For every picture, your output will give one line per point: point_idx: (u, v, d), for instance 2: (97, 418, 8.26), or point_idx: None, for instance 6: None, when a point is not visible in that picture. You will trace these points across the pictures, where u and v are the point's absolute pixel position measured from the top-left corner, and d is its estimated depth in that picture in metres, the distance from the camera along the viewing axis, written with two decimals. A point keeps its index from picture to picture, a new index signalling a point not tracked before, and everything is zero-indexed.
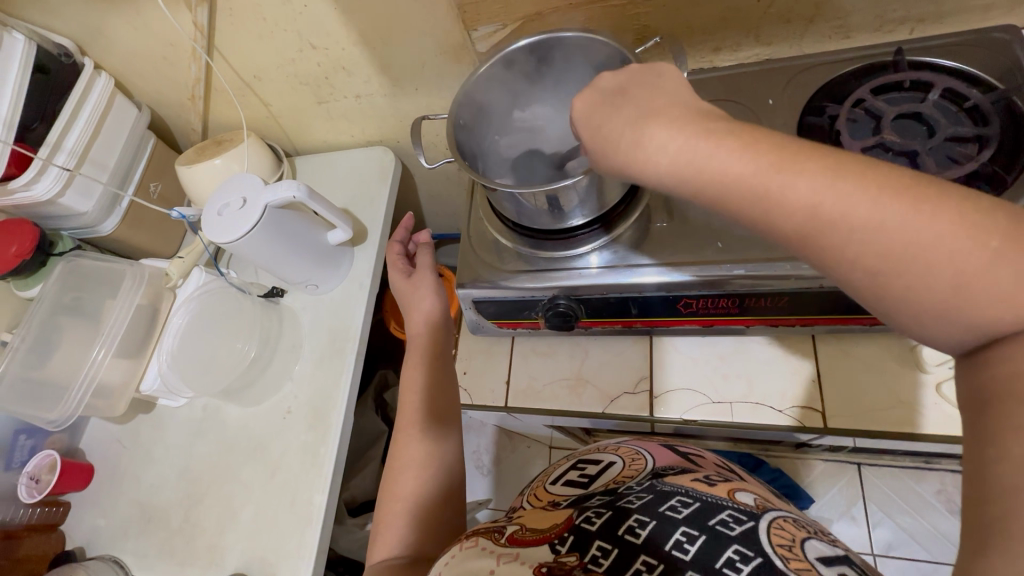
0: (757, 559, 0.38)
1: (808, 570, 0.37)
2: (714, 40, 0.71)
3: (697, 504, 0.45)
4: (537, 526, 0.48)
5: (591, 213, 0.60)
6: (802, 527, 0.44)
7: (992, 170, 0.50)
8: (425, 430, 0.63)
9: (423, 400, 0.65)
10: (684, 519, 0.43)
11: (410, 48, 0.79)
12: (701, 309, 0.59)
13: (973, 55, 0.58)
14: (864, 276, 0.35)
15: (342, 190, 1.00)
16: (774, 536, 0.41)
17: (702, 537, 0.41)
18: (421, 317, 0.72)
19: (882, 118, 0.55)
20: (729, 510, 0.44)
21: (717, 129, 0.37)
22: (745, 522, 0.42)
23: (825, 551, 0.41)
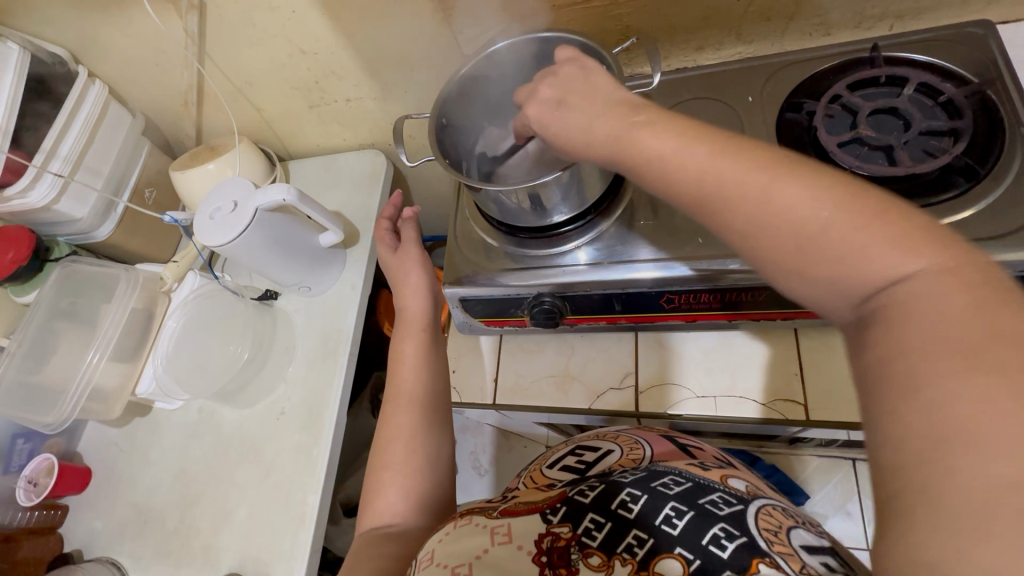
0: (742, 539, 0.39)
1: (790, 553, 0.38)
2: (696, 39, 0.72)
3: (688, 484, 0.45)
4: (530, 500, 0.49)
5: (575, 209, 0.61)
6: (790, 517, 0.45)
7: (966, 163, 0.51)
8: (416, 401, 0.63)
9: (413, 373, 0.66)
10: (676, 495, 0.44)
11: (397, 52, 0.80)
12: (684, 304, 0.60)
13: (949, 50, 0.58)
14: (789, 262, 0.35)
15: (335, 193, 1.01)
16: (762, 520, 0.42)
17: (690, 513, 0.42)
18: (410, 290, 0.72)
19: (859, 113, 0.55)
20: (720, 493, 0.44)
21: None
22: (734, 504, 0.43)
23: (808, 540, 0.41)
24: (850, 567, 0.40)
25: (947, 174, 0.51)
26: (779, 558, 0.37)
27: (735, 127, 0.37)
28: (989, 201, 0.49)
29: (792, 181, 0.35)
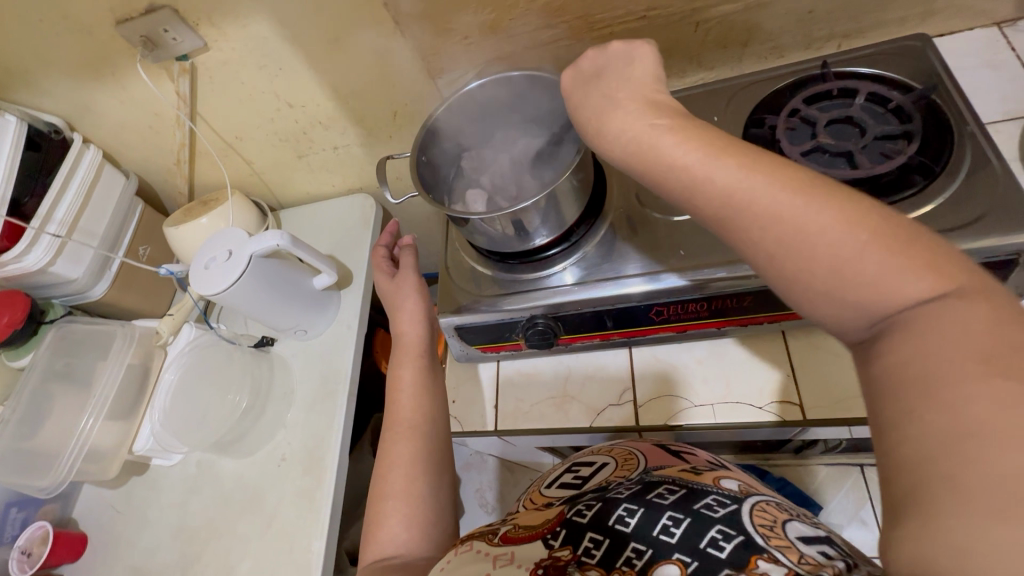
0: (739, 537, 0.40)
1: (787, 545, 0.38)
2: (661, 69, 0.77)
3: (682, 491, 0.46)
4: (528, 524, 0.49)
5: (554, 232, 0.63)
6: (785, 510, 0.45)
7: (921, 161, 0.54)
8: (413, 428, 0.64)
9: (411, 397, 0.66)
10: (671, 505, 0.45)
11: (381, 99, 0.84)
12: (673, 315, 0.61)
13: (893, 63, 0.63)
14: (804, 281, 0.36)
15: (326, 238, 1.03)
16: (757, 517, 0.42)
17: (687, 519, 0.43)
18: (405, 318, 0.72)
19: (817, 124, 0.59)
20: (714, 496, 0.45)
21: (681, 128, 0.42)
22: (729, 505, 0.43)
23: (805, 530, 0.42)
24: (852, 553, 0.40)
25: (904, 172, 0.54)
26: (777, 552, 0.38)
27: (695, 170, 0.39)
28: (947, 197, 0.53)
29: (752, 240, 0.37)
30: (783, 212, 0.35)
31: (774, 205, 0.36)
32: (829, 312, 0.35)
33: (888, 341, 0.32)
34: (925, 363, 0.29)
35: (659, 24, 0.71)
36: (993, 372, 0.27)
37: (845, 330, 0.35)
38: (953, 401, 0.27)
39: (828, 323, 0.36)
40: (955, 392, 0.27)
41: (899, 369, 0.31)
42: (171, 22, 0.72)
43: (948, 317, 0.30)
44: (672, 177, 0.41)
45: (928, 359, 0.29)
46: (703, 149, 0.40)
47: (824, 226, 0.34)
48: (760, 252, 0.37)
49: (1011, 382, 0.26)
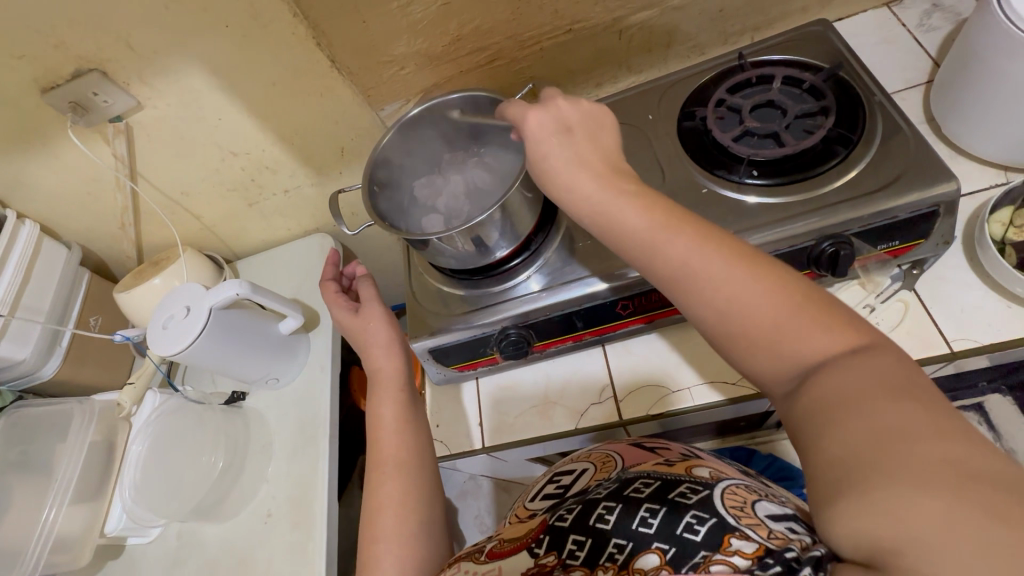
0: (712, 520, 0.40)
1: (757, 524, 0.39)
2: (593, 77, 0.81)
3: (657, 482, 0.47)
4: (513, 536, 0.50)
5: (513, 243, 0.64)
6: (754, 491, 0.46)
7: (839, 133, 0.58)
8: (400, 465, 0.62)
9: (393, 433, 0.64)
10: (647, 496, 0.45)
11: (326, 136, 0.84)
12: (639, 307, 0.63)
13: (801, 47, 0.68)
14: (731, 327, 0.40)
15: (288, 282, 1.02)
16: (728, 499, 0.43)
17: (662, 509, 0.43)
18: (382, 351, 0.70)
19: (743, 111, 0.63)
20: (687, 484, 0.46)
21: (622, 184, 0.49)
22: (701, 490, 0.44)
23: (773, 509, 0.43)
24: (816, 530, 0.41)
25: (827, 145, 0.58)
26: (748, 530, 0.39)
27: (628, 220, 0.46)
28: (867, 162, 0.57)
29: (687, 281, 0.43)
30: (710, 262, 0.42)
31: (698, 257, 0.42)
32: (755, 358, 0.39)
33: (809, 380, 0.36)
34: (842, 388, 0.33)
35: (585, 36, 0.75)
36: (899, 395, 0.31)
37: (771, 377, 0.39)
38: (874, 409, 0.31)
39: (754, 368, 0.40)
40: (875, 403, 0.31)
41: (820, 393, 0.34)
42: (101, 85, 0.71)
43: (858, 360, 0.35)
44: (613, 231, 0.48)
45: (845, 387, 0.33)
46: (636, 204, 0.47)
47: (742, 282, 0.40)
48: (696, 299, 0.42)
49: (914, 400, 0.31)
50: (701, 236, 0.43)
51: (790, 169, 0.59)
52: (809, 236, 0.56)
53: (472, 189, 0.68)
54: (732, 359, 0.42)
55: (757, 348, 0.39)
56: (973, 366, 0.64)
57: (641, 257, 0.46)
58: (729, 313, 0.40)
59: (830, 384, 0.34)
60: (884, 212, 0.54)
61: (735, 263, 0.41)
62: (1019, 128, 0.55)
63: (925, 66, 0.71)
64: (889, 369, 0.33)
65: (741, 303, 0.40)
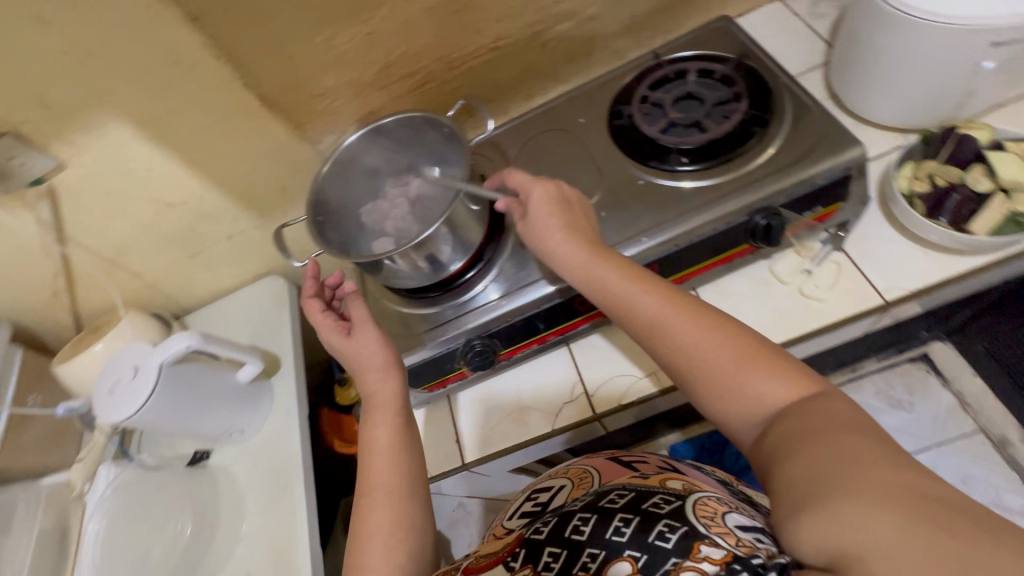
0: (683, 527, 0.42)
1: (727, 534, 0.41)
2: (524, 90, 0.84)
3: (631, 493, 0.48)
4: (488, 551, 0.51)
5: (466, 255, 0.65)
6: (725, 504, 0.48)
7: (754, 115, 0.63)
8: (392, 492, 0.59)
9: (386, 460, 0.60)
10: (621, 506, 0.46)
11: (266, 176, 0.83)
12: (595, 301, 0.65)
13: (709, 40, 0.73)
14: (709, 381, 0.49)
15: (243, 330, 0.98)
16: (699, 509, 0.45)
17: (636, 518, 0.44)
18: (375, 371, 0.63)
19: (665, 105, 0.66)
20: (659, 495, 0.47)
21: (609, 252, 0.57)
22: (673, 501, 0.46)
23: (743, 521, 0.45)
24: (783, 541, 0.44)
25: (744, 127, 0.63)
26: (717, 537, 0.41)
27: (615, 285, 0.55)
28: (782, 139, 0.61)
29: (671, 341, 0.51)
30: (689, 324, 0.50)
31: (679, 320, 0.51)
32: (730, 407, 0.47)
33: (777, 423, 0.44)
34: (811, 426, 0.41)
35: (509, 52, 0.78)
36: (855, 433, 0.39)
37: (742, 427, 0.47)
38: (836, 441, 0.38)
39: (728, 416, 0.48)
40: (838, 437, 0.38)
41: (791, 429, 0.42)
42: (17, 148, 0.66)
43: (819, 405, 0.42)
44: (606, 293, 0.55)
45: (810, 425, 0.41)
46: (619, 270, 0.55)
47: (718, 343, 0.49)
48: (680, 354, 0.50)
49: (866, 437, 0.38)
50: (680, 302, 0.52)
51: (716, 153, 0.62)
52: (742, 212, 0.59)
53: (419, 206, 0.68)
54: (707, 408, 0.50)
55: (729, 394, 0.47)
56: (906, 314, 0.69)
57: (633, 317, 0.54)
58: (710, 367, 0.48)
59: (800, 423, 0.42)
60: (804, 181, 0.58)
61: (710, 328, 0.50)
62: (908, 93, 0.61)
63: (821, 49, 0.77)
64: (845, 413, 0.41)
65: (717, 362, 0.48)
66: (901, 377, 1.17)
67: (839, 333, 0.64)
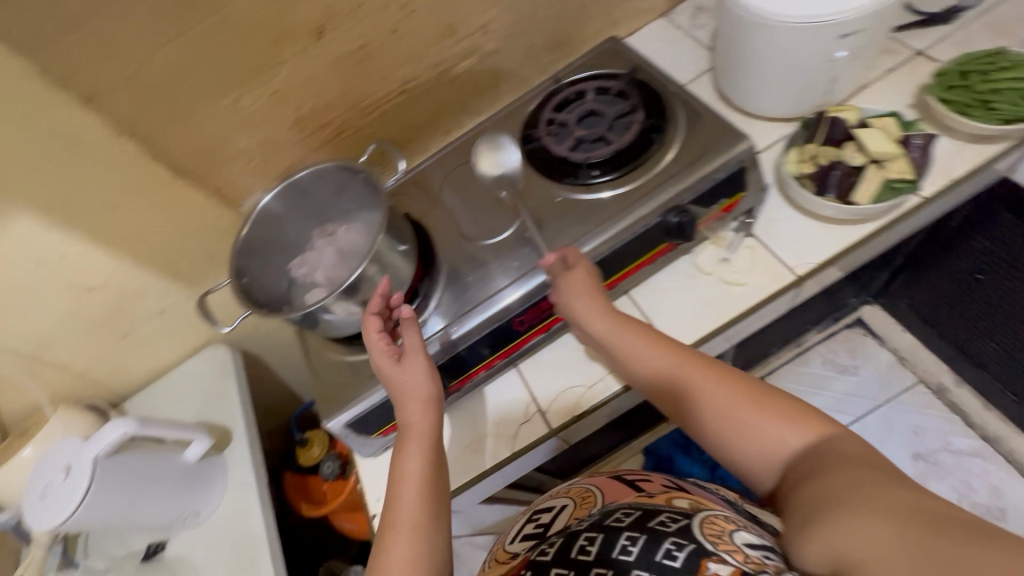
0: (690, 545, 0.42)
1: (736, 550, 0.41)
2: (440, 126, 0.87)
3: (637, 511, 0.49)
4: None
5: (400, 291, 0.65)
6: (735, 522, 0.47)
7: (651, 123, 0.67)
8: (422, 525, 0.53)
9: (416, 492, 0.55)
10: (627, 525, 0.47)
11: (190, 244, 0.81)
12: (534, 319, 0.66)
13: (601, 60, 0.78)
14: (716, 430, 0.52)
15: (188, 406, 0.94)
16: (707, 527, 0.44)
17: (642, 537, 0.45)
18: (417, 401, 0.59)
19: (571, 124, 0.70)
20: (666, 513, 0.47)
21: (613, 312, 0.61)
22: (679, 519, 0.46)
23: (753, 539, 0.44)
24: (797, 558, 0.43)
25: (644, 135, 0.67)
26: (725, 554, 0.41)
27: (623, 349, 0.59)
28: (680, 141, 0.66)
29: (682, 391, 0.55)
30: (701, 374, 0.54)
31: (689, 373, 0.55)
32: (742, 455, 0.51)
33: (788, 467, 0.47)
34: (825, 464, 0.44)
35: (420, 92, 0.80)
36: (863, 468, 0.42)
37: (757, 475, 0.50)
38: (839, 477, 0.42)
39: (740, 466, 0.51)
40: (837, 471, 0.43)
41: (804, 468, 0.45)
42: None
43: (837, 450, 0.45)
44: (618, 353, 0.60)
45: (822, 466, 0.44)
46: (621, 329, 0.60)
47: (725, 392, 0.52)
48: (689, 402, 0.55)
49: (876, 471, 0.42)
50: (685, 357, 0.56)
51: (623, 162, 0.66)
52: (656, 213, 0.63)
53: (344, 252, 0.68)
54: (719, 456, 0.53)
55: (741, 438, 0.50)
56: (825, 284, 0.74)
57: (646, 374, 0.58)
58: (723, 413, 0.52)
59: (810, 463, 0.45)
60: (705, 178, 0.63)
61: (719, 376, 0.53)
62: (781, 89, 0.67)
63: (705, 56, 0.84)
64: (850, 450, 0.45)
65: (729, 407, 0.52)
66: (841, 344, 1.25)
67: (767, 312, 0.67)
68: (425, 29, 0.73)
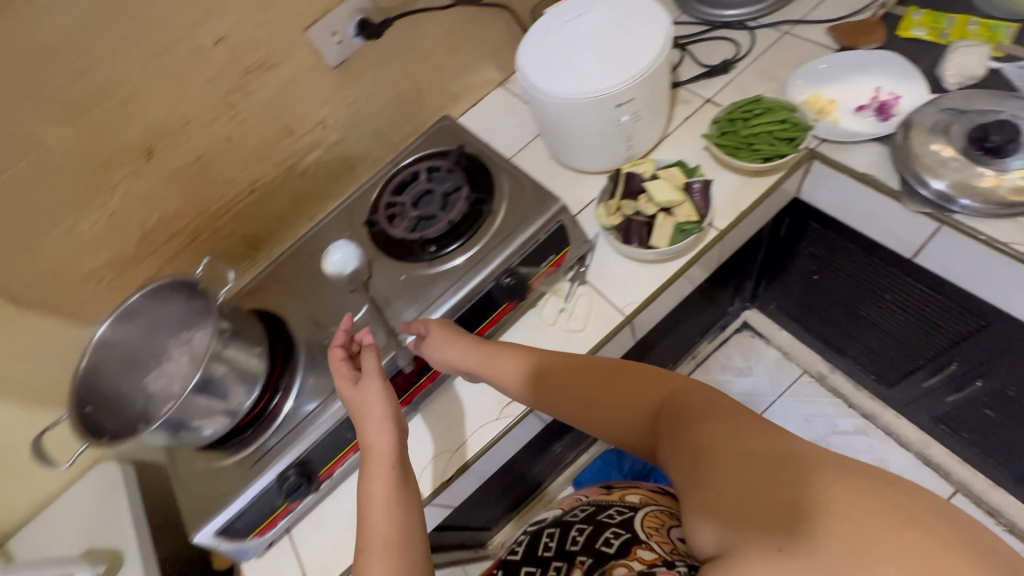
0: (625, 533, 0.55)
1: (660, 536, 0.52)
2: (303, 213, 0.90)
3: (593, 508, 0.64)
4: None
5: (254, 387, 0.67)
6: (675, 514, 0.59)
7: (477, 196, 0.73)
8: (393, 544, 0.52)
9: (386, 515, 0.54)
10: (581, 521, 0.62)
11: (51, 369, 0.79)
12: (391, 396, 0.69)
13: (435, 139, 0.84)
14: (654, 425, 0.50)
15: (75, 535, 0.89)
16: (646, 518, 0.57)
17: (591, 527, 0.59)
18: (372, 424, 0.59)
19: (407, 206, 0.75)
20: (616, 509, 0.61)
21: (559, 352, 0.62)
22: (625, 512, 0.59)
23: (684, 530, 0.54)
24: None
25: (472, 208, 0.73)
26: (648, 539, 0.52)
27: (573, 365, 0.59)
28: (503, 211, 0.73)
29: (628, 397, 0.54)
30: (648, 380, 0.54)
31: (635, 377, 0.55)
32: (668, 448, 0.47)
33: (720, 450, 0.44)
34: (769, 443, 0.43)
35: (272, 188, 0.84)
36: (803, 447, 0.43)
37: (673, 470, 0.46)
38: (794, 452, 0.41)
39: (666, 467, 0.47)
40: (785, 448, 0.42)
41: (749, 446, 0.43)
42: None
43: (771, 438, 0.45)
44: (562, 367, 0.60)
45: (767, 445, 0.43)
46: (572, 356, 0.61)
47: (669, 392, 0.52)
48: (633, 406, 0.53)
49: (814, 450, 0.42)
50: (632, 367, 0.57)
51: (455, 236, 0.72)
52: (489, 280, 0.69)
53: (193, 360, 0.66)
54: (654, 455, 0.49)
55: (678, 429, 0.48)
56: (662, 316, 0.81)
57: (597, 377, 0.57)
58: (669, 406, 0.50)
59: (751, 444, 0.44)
60: (527, 242, 0.69)
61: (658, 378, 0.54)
62: (588, 151, 0.76)
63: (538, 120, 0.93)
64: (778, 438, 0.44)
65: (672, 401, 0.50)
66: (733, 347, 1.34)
67: (610, 349, 0.72)
68: (261, 133, 0.77)
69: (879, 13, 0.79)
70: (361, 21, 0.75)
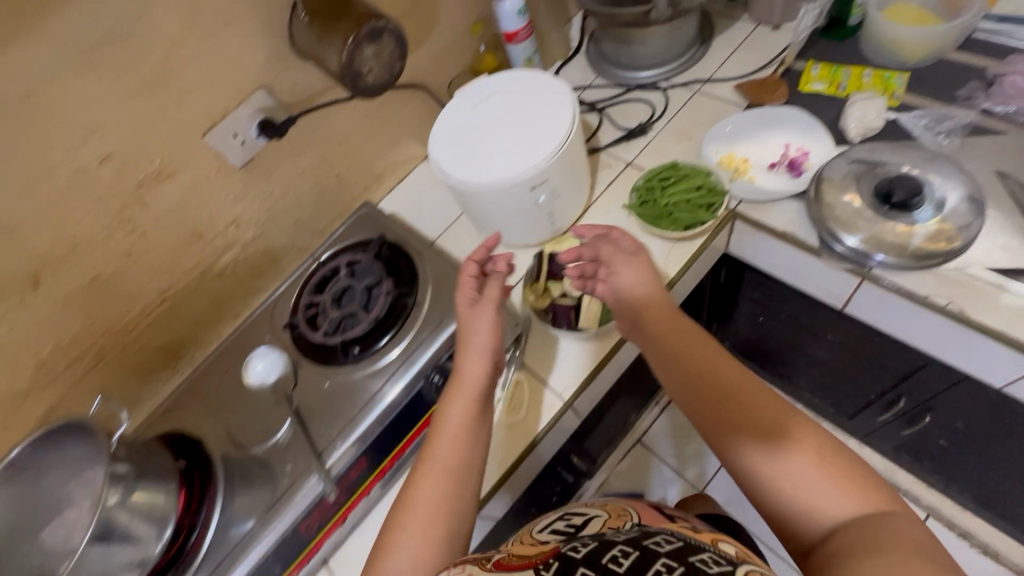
0: None
1: None
2: (224, 314, 0.85)
3: (678, 542, 0.41)
4: (520, 554, 0.45)
5: (168, 529, 0.59)
6: None
7: (398, 291, 0.71)
8: (443, 472, 0.53)
9: (447, 448, 0.54)
10: (665, 552, 0.39)
11: None
12: (321, 519, 0.63)
13: (354, 228, 0.81)
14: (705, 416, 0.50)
15: None
16: None
17: (682, 568, 0.37)
18: (473, 349, 0.60)
19: (326, 306, 0.71)
20: (709, 553, 0.39)
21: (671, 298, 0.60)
22: (725, 566, 0.37)
23: None
24: None
25: (394, 303, 0.70)
26: None
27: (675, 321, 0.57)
28: (427, 303, 0.70)
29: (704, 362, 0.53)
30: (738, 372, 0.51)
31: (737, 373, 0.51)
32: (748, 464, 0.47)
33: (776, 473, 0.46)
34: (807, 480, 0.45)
35: (186, 294, 0.79)
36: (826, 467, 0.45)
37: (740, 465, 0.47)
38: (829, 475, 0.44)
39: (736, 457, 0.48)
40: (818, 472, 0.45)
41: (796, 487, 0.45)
42: None
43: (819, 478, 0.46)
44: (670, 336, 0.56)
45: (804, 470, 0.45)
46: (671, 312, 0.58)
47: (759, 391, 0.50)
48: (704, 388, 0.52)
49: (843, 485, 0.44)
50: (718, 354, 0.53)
51: (378, 335, 0.68)
52: (417, 379, 0.66)
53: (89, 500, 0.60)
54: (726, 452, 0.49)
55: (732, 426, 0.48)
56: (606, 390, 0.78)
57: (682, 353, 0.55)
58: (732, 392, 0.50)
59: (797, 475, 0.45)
60: (454, 334, 0.67)
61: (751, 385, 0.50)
62: (510, 230, 0.74)
63: None
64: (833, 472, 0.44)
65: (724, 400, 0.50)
66: None
67: (551, 436, 0.69)
68: (166, 242, 0.73)
69: (779, 71, 0.81)
70: (264, 121, 0.71)
